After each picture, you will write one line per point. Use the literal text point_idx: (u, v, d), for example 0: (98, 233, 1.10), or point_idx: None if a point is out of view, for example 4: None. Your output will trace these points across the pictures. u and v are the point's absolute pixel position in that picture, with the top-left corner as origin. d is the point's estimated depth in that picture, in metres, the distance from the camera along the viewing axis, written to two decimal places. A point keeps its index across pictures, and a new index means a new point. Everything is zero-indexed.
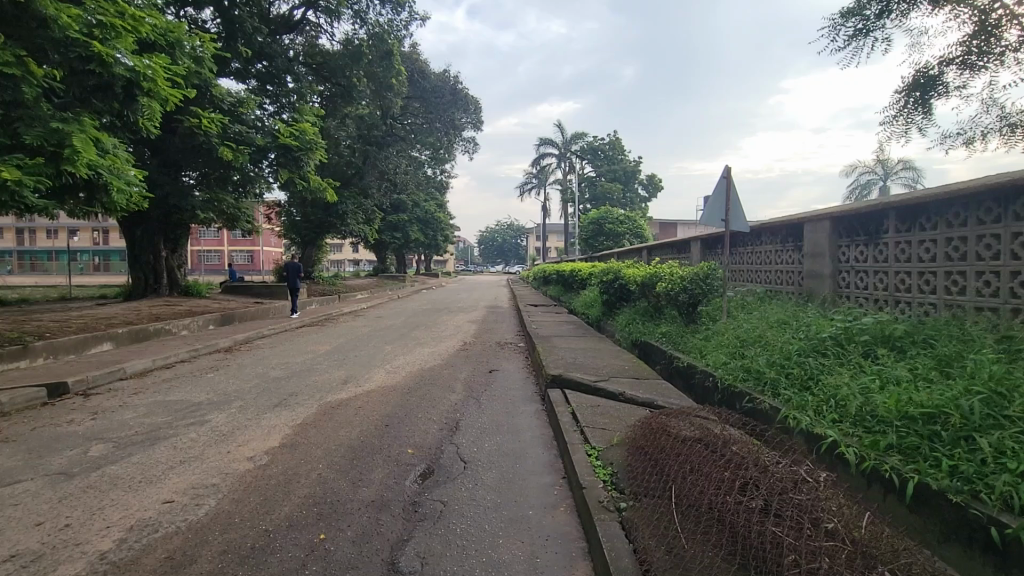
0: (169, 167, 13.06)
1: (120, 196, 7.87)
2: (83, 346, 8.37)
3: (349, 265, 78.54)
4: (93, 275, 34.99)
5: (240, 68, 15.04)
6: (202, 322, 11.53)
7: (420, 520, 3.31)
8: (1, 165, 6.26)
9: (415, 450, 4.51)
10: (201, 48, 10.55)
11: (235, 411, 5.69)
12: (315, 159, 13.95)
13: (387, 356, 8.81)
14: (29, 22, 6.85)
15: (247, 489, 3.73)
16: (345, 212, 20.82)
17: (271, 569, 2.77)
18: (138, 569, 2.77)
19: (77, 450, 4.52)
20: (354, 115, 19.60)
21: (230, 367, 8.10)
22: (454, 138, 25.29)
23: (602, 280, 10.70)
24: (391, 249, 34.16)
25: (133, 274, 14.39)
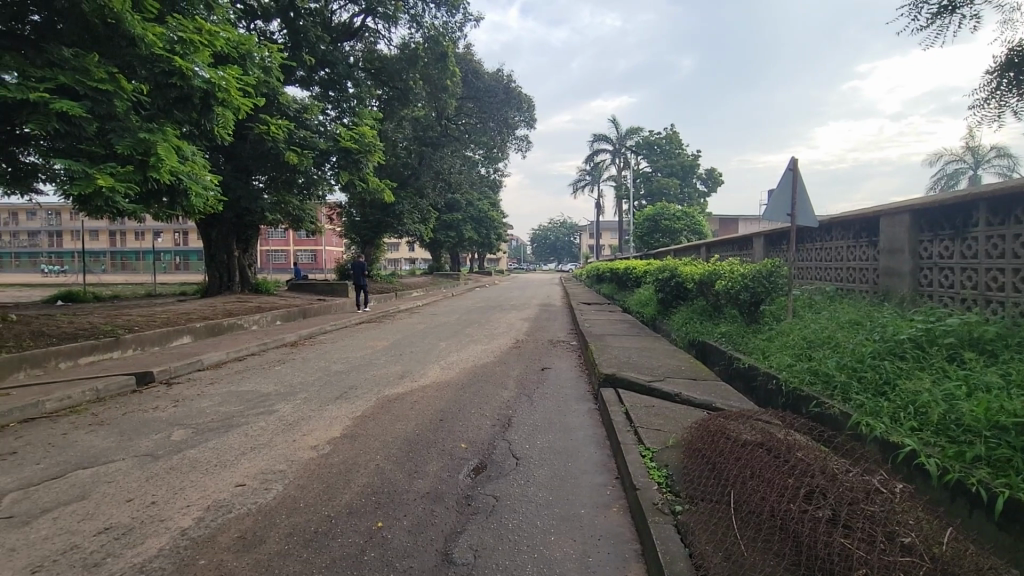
0: (241, 172, 13.91)
1: (198, 200, 8.52)
2: (166, 338, 9.08)
3: (406, 264, 81.05)
4: (175, 274, 37.92)
5: (305, 76, 15.82)
6: (270, 318, 12.22)
7: (473, 514, 3.36)
8: (97, 173, 6.88)
9: (467, 445, 4.59)
10: (270, 58, 11.19)
11: (300, 402, 6.01)
12: (374, 161, 14.41)
13: (441, 353, 8.99)
14: (120, 42, 7.47)
15: (311, 476, 3.93)
16: (402, 212, 21.46)
17: (333, 552, 2.90)
18: (214, 546, 2.98)
19: (162, 434, 4.92)
20: (410, 117, 20.11)
21: (296, 361, 8.54)
22: (507, 137, 25.41)
23: (657, 278, 10.48)
24: (445, 248, 34.83)
25: (210, 273, 15.44)
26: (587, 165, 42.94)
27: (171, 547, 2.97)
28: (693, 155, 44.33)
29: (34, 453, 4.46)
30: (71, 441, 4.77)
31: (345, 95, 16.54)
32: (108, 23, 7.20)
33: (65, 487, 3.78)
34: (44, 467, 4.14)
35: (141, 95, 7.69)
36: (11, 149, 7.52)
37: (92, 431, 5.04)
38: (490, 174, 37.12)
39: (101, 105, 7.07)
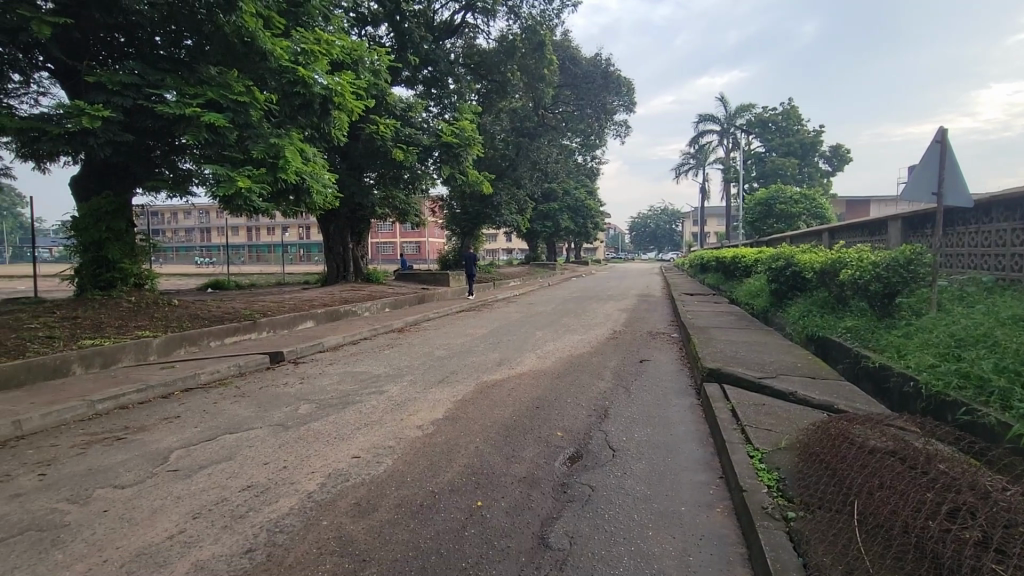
0: (354, 170, 15.00)
1: (319, 198, 9.36)
2: (293, 323, 10.14)
3: (503, 254, 82.91)
4: (299, 265, 42.08)
5: (409, 75, 16.66)
6: (380, 306, 13.12)
7: (569, 501, 3.38)
8: (237, 175, 7.81)
9: (564, 433, 4.61)
10: (379, 61, 11.93)
11: (406, 384, 6.42)
12: (473, 153, 14.87)
13: (537, 342, 9.10)
14: (254, 57, 8.41)
15: (417, 453, 4.19)
16: (499, 203, 22.06)
17: (437, 526, 3.08)
18: (334, 509, 3.30)
19: (291, 407, 5.53)
20: (508, 109, 20.38)
21: (403, 346, 9.11)
22: (605, 123, 24.76)
23: (770, 268, 9.73)
24: (542, 238, 35.01)
25: (328, 263, 16.92)
26: (691, 148, 40.68)
27: (299, 507, 3.34)
28: (815, 131, 40.25)
29: (193, 418, 5.22)
30: (220, 409, 5.52)
31: (447, 92, 17.16)
32: (245, 42, 8.14)
33: (216, 448, 4.38)
34: (201, 431, 4.83)
35: (272, 104, 8.57)
36: (172, 158, 8.75)
37: (237, 401, 5.79)
38: (587, 162, 36.58)
39: (240, 116, 7.99)
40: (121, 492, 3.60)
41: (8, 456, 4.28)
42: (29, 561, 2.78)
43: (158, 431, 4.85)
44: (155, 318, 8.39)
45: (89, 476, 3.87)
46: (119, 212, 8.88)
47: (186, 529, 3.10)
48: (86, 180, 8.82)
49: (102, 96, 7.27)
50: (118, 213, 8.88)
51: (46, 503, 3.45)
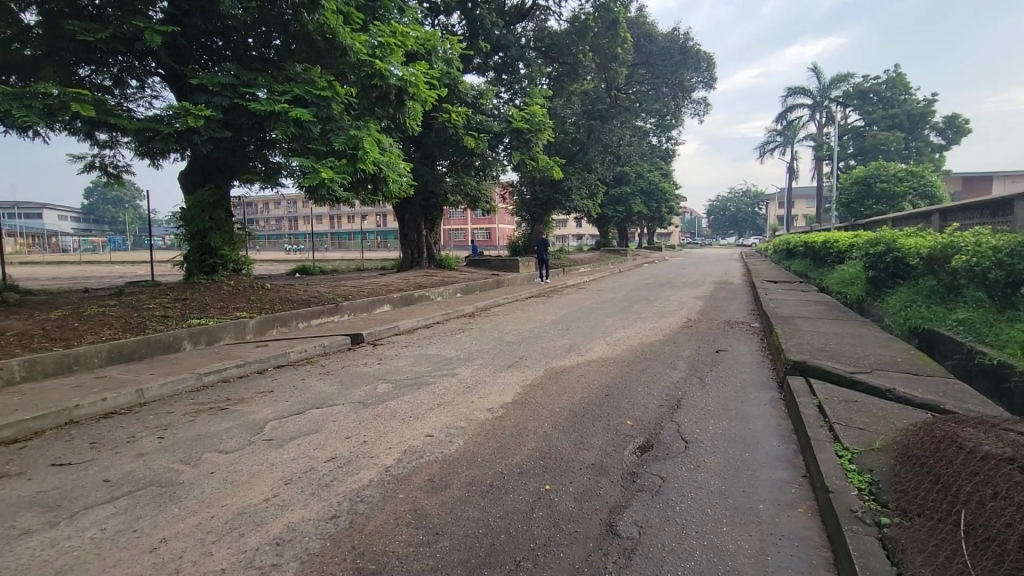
0: (428, 159, 15.39)
1: (395, 186, 9.71)
2: (372, 306, 10.66)
3: (573, 239, 82.23)
4: (376, 251, 44.18)
5: (481, 62, 16.78)
6: (452, 291, 13.50)
7: (638, 491, 3.33)
8: (320, 166, 8.27)
9: (633, 422, 4.53)
10: (451, 50, 12.09)
11: (477, 367, 6.59)
12: (543, 139, 14.79)
13: (607, 329, 8.97)
14: (335, 53, 8.80)
15: (487, 434, 4.29)
16: (570, 188, 21.51)
17: (506, 505, 3.15)
18: (410, 484, 3.47)
19: (370, 386, 5.86)
20: (579, 91, 20.07)
21: (474, 330, 9.33)
22: (682, 102, 23.56)
23: (867, 253, 8.93)
24: (613, 223, 34.25)
25: (403, 250, 17.56)
26: (778, 124, 37.91)
27: (378, 480, 3.54)
28: (925, 100, 36.17)
29: (284, 393, 5.67)
30: (308, 385, 5.95)
31: (518, 77, 17.13)
32: (327, 39, 8.57)
33: (304, 421, 4.74)
34: (291, 404, 5.24)
35: (352, 97, 8.96)
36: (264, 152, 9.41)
37: (322, 379, 6.21)
38: (662, 144, 35.22)
39: (323, 110, 8.44)
40: (224, 456, 4.00)
41: (133, 420, 4.86)
42: (150, 513, 3.16)
43: (255, 403, 5.32)
44: (250, 300, 9.15)
45: (197, 440, 4.32)
46: (219, 203, 9.71)
47: (278, 493, 3.39)
48: (191, 175, 9.70)
49: (204, 97, 7.94)
50: (218, 203, 9.71)
51: (164, 462, 3.90)
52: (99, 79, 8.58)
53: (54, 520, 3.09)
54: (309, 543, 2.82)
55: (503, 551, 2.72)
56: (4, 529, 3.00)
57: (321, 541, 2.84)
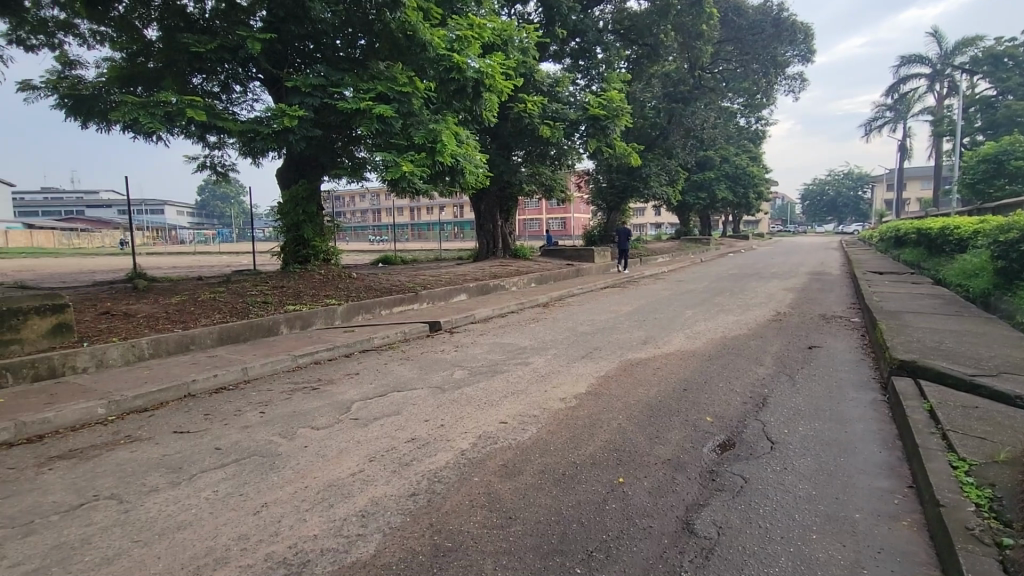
0: (503, 150, 15.51)
1: (472, 178, 9.88)
2: (449, 295, 10.98)
3: (651, 228, 79.58)
4: (453, 242, 45.30)
5: (558, 49, 16.60)
6: (526, 281, 13.57)
7: (717, 490, 3.19)
8: (401, 160, 8.59)
9: (714, 419, 4.34)
10: (528, 39, 12.08)
11: (551, 357, 6.60)
12: (621, 125, 14.39)
13: (687, 321, 8.62)
14: (415, 49, 9.08)
15: (560, 424, 4.30)
16: (649, 175, 20.63)
17: (579, 495, 3.15)
18: (484, 468, 3.55)
19: (447, 372, 6.07)
20: (659, 72, 19.66)
21: (548, 320, 9.34)
22: (774, 78, 21.91)
23: (995, 241, 7.88)
24: (694, 210, 32.69)
25: (479, 240, 17.87)
26: (888, 98, 34.16)
27: (455, 462, 3.66)
28: None
29: (368, 375, 6.02)
30: (389, 369, 6.27)
31: (595, 62, 16.76)
32: (408, 36, 8.88)
33: (387, 403, 5.01)
34: (374, 387, 5.55)
35: (431, 92, 9.21)
36: (350, 148, 9.94)
37: (403, 364, 6.52)
38: (750, 124, 32.95)
39: (404, 105, 8.78)
40: (316, 432, 4.32)
41: (238, 396, 5.38)
42: (254, 479, 3.50)
43: (342, 384, 5.69)
44: (339, 288, 9.76)
45: (292, 417, 4.70)
46: (311, 197, 10.41)
47: (364, 469, 3.61)
48: (287, 172, 10.45)
49: (298, 98, 8.50)
50: (310, 198, 10.41)
51: (265, 435, 4.28)
52: (209, 85, 9.39)
53: (176, 480, 3.50)
54: (391, 518, 2.97)
55: (575, 540, 2.71)
56: (137, 486, 3.44)
57: (401, 516, 3.00)
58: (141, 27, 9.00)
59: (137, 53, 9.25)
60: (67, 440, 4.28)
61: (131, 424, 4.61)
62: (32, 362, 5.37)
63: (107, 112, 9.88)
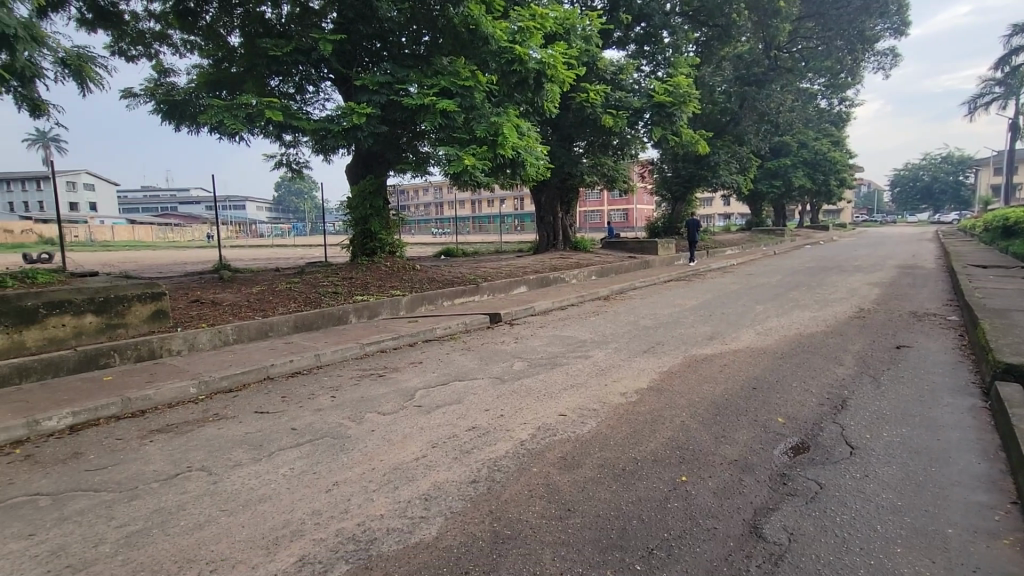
0: (565, 141, 15.35)
1: (532, 170, 9.83)
2: (509, 287, 11.06)
3: (719, 219, 76.16)
4: (513, 234, 45.44)
5: (621, 35, 16.13)
6: (587, 274, 13.40)
7: (789, 495, 3.02)
8: (463, 154, 8.70)
9: (786, 420, 4.10)
10: (591, 27, 11.89)
11: (611, 350, 6.49)
12: (688, 111, 13.81)
13: (757, 317, 8.19)
14: (477, 43, 9.16)
15: (621, 419, 4.22)
16: (718, 163, 19.64)
17: (639, 491, 3.09)
18: (543, 459, 3.56)
19: (507, 363, 6.12)
20: (730, 55, 19.10)
21: (609, 313, 9.20)
22: (861, 55, 20.05)
23: None
24: (768, 199, 30.86)
25: (539, 232, 17.83)
26: (998, 71, 30.51)
27: (514, 452, 3.70)
28: None
29: (431, 364, 6.20)
30: (451, 359, 6.42)
31: (660, 47, 16.17)
32: (471, 29, 8.99)
33: (449, 391, 5.13)
34: (436, 375, 5.71)
35: (492, 85, 9.25)
36: (415, 143, 10.20)
37: (464, 354, 6.65)
38: (832, 105, 30.50)
39: (467, 99, 8.89)
40: (382, 417, 4.51)
41: (312, 380, 5.70)
42: (326, 458, 3.71)
43: (406, 372, 5.90)
44: (403, 280, 10.09)
45: (360, 402, 4.92)
46: (377, 191, 10.79)
47: (427, 454, 3.73)
48: (355, 168, 10.87)
49: (366, 96, 8.82)
50: (377, 192, 10.80)
51: (335, 418, 4.52)
52: (285, 87, 9.91)
53: (257, 457, 3.77)
54: (453, 503, 3.05)
55: (636, 536, 2.66)
56: (224, 460, 3.74)
57: (462, 501, 3.07)
58: (225, 34, 9.68)
59: (222, 60, 9.92)
60: (165, 415, 4.72)
61: (217, 403, 5.02)
62: (136, 344, 5.96)
63: (197, 115, 10.70)
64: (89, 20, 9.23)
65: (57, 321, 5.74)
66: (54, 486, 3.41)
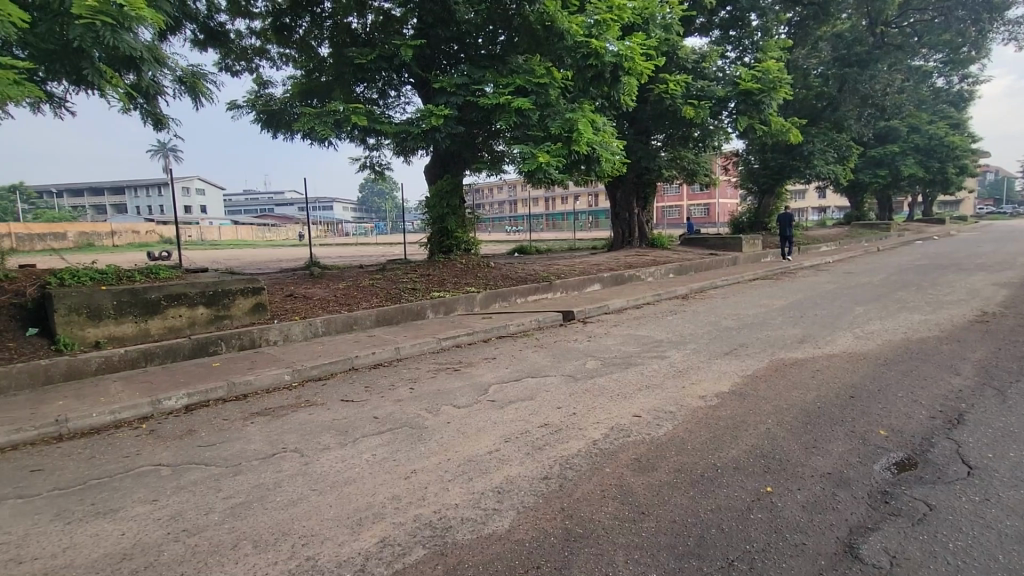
0: (642, 134, 14.91)
1: (608, 166, 9.61)
2: (582, 285, 10.94)
3: (813, 214, 70.56)
4: (587, 232, 44.84)
5: (705, 22, 15.38)
6: (664, 271, 12.96)
7: (890, 514, 2.75)
8: (538, 151, 8.70)
9: (889, 433, 3.73)
10: (671, 14, 11.47)
11: (690, 352, 6.23)
12: (778, 98, 12.90)
13: (855, 319, 7.52)
14: (553, 39, 9.11)
15: (699, 423, 4.04)
16: (812, 153, 17.90)
17: (719, 500, 2.94)
18: (617, 460, 3.50)
19: (580, 361, 6.08)
20: (829, 34, 17.77)
21: (687, 313, 8.84)
22: (987, 25, 17.70)
23: None
24: (870, 191, 28.15)
25: (614, 229, 17.45)
26: None
27: (587, 451, 3.66)
28: None
29: (504, 360, 6.29)
30: (524, 355, 6.46)
31: (748, 31, 15.26)
32: (546, 26, 8.99)
33: (521, 388, 5.18)
34: (509, 371, 5.78)
35: (568, 81, 9.18)
36: (490, 141, 10.35)
37: (537, 351, 6.69)
38: (951, 83, 27.18)
39: (541, 97, 8.91)
40: (457, 410, 4.64)
41: (392, 372, 5.99)
42: (405, 447, 3.87)
43: (481, 367, 6.03)
44: (478, 277, 10.30)
45: (437, 395, 5.10)
46: (454, 190, 11.08)
47: (500, 448, 3.79)
48: (433, 168, 11.22)
49: (444, 98, 9.07)
50: (454, 191, 11.09)
51: (414, 409, 4.71)
52: (369, 93, 10.43)
53: (343, 442, 4.03)
54: (525, 497, 3.08)
55: (714, 546, 2.55)
56: (314, 443, 4.03)
57: (535, 497, 3.09)
58: (316, 46, 10.37)
59: (313, 70, 10.64)
60: (265, 399, 5.17)
61: (309, 390, 5.41)
62: (239, 334, 6.56)
63: (291, 123, 11.54)
64: (201, 40, 10.25)
65: (175, 312, 6.46)
66: (173, 458, 3.85)
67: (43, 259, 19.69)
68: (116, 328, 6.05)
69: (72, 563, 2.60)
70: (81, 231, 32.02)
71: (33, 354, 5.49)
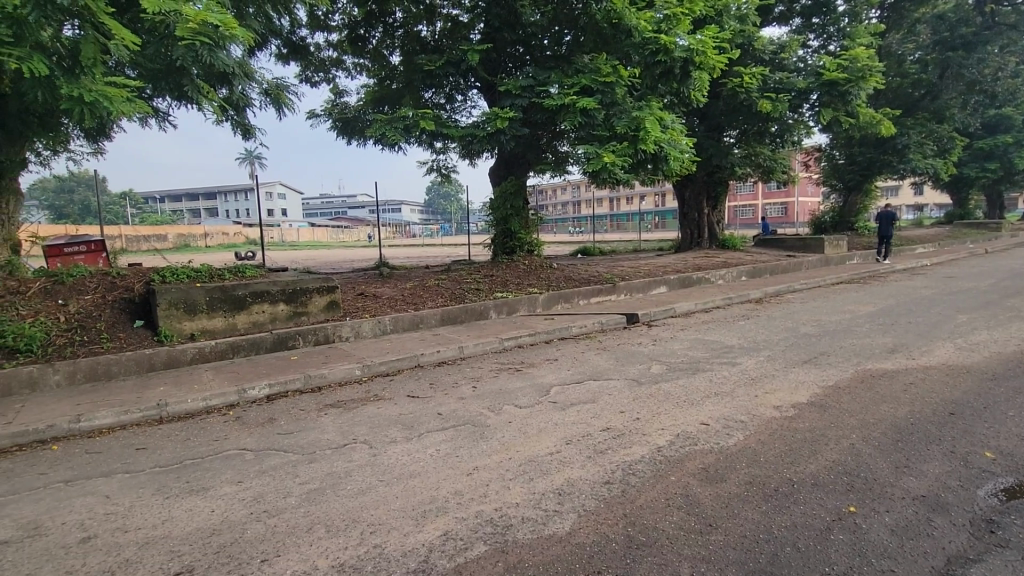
0: (714, 131, 14.30)
1: (677, 165, 9.28)
2: (648, 287, 10.66)
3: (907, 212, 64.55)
4: (653, 232, 43.45)
5: (784, 10, 14.54)
6: (736, 274, 12.37)
7: (997, 546, 2.47)
8: (603, 151, 8.55)
9: (996, 456, 3.34)
10: (747, 5, 11.08)
11: (763, 359, 5.89)
12: (868, 87, 11.93)
13: (958, 329, 6.78)
14: (620, 37, 8.94)
15: (773, 435, 3.81)
16: (906, 145, 16.32)
17: (795, 517, 2.75)
18: (683, 468, 3.37)
19: (644, 365, 5.92)
20: (929, 16, 16.18)
21: (761, 318, 8.36)
22: None
23: None
24: (976, 186, 25.33)
25: (682, 229, 16.86)
26: None
27: (651, 457, 3.56)
28: None
29: (567, 362, 6.25)
30: (586, 358, 6.39)
31: (832, 18, 14.23)
32: (613, 24, 8.83)
33: (583, 390, 5.11)
34: (571, 373, 5.74)
35: (635, 79, 8.98)
36: (555, 142, 10.32)
37: (600, 353, 6.58)
38: None
39: (607, 96, 8.79)
40: (519, 410, 4.65)
41: (455, 370, 6.12)
42: (467, 444, 3.94)
43: (542, 368, 6.03)
44: (541, 278, 10.30)
45: (499, 394, 5.15)
46: (518, 192, 11.15)
47: (562, 450, 3.76)
48: (499, 171, 11.34)
49: (509, 100, 9.15)
50: (518, 193, 11.16)
51: (476, 407, 4.78)
52: (437, 98, 10.73)
53: (409, 436, 4.16)
54: (586, 501, 3.05)
55: (789, 564, 2.40)
56: (382, 436, 4.19)
57: (596, 501, 3.05)
58: (387, 55, 10.80)
59: (384, 78, 11.09)
60: (337, 392, 5.44)
61: (377, 385, 5.64)
62: (315, 330, 6.94)
63: (363, 129, 12.09)
64: (284, 54, 10.98)
65: (259, 308, 6.95)
66: (256, 443, 4.14)
67: (147, 259, 21.72)
68: (208, 323, 6.60)
69: (170, 535, 2.86)
70: (179, 234, 35.00)
71: (139, 344, 6.10)
